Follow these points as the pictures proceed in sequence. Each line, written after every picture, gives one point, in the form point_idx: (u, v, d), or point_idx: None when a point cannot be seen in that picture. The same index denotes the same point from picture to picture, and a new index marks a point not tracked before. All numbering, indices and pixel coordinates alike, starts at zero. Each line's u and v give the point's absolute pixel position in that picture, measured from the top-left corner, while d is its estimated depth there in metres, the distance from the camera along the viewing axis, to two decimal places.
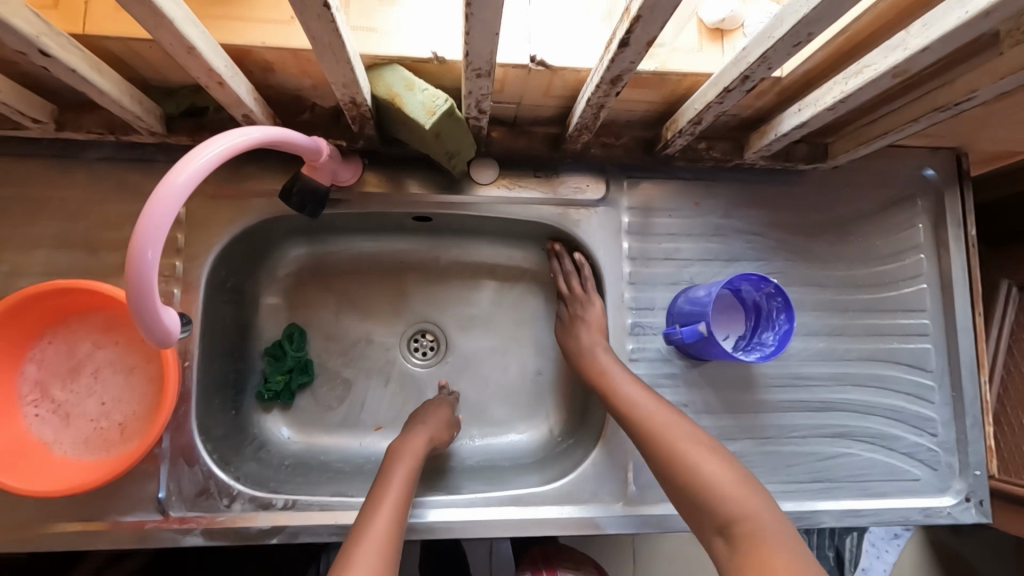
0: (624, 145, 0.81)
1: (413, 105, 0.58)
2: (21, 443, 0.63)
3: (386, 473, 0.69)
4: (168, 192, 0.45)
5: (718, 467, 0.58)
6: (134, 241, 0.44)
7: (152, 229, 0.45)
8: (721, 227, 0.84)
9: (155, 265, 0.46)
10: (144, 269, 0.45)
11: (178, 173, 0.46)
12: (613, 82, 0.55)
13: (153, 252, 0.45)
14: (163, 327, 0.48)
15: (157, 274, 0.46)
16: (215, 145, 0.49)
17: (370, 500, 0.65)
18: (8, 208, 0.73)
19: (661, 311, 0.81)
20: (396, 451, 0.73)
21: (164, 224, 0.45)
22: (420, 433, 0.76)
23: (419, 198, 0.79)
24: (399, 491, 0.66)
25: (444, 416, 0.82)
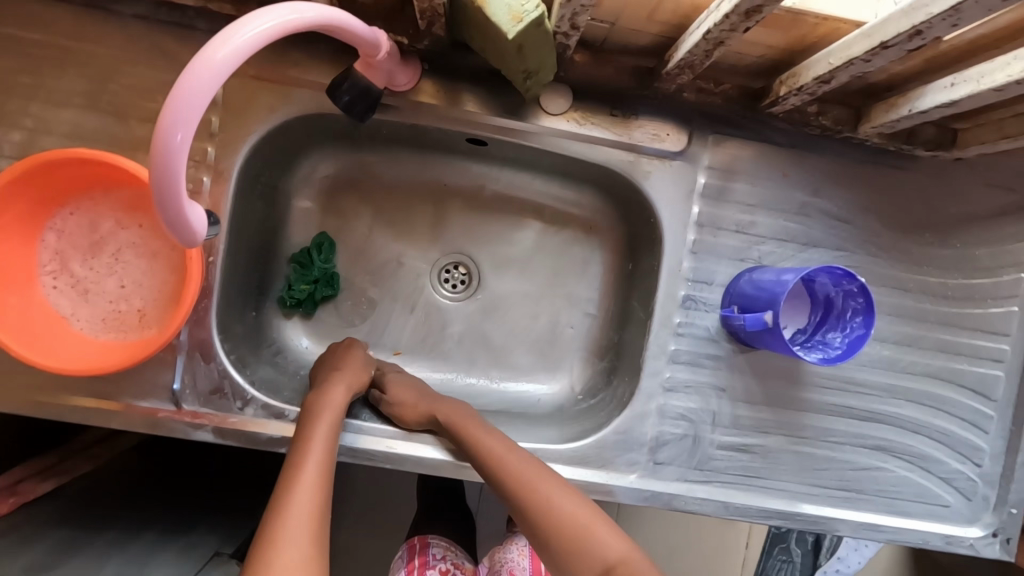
0: (722, 94, 0.72)
1: (497, 7, 0.48)
2: (37, 315, 0.60)
3: (305, 430, 0.66)
4: (204, 70, 0.38)
5: (583, 510, 0.60)
6: (162, 121, 0.38)
7: (183, 115, 0.38)
8: (806, 206, 0.74)
9: (184, 150, 0.39)
10: (173, 159, 0.39)
11: (218, 50, 0.39)
12: (748, 14, 0.44)
13: (183, 136, 0.39)
14: (188, 226, 0.43)
15: (186, 161, 0.39)
16: (265, 19, 0.41)
17: (288, 460, 0.62)
18: (34, 57, 0.67)
19: (719, 288, 0.74)
20: (315, 405, 0.69)
21: (196, 112, 0.39)
22: (339, 384, 0.73)
23: (478, 119, 0.71)
24: (321, 451, 0.63)
25: (365, 364, 0.79)
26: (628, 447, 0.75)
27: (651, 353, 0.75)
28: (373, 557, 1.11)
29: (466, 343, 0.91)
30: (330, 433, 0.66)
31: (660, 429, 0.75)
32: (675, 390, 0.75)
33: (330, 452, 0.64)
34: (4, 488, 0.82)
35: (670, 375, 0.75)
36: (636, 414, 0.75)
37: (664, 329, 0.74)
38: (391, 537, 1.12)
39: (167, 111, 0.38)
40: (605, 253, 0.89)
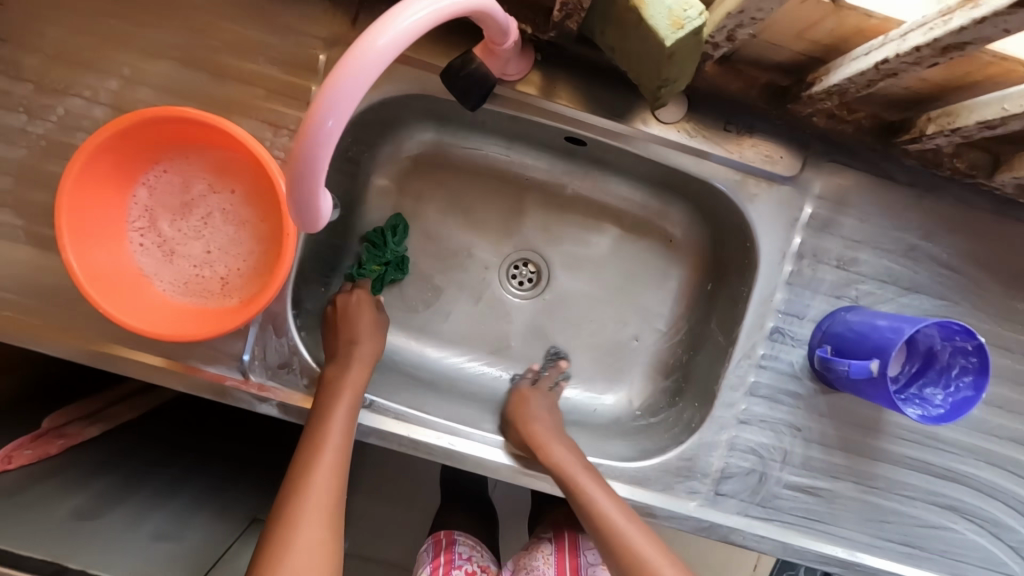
0: (855, 123, 0.68)
1: (657, 11, 0.45)
2: (124, 272, 0.59)
3: (323, 409, 0.64)
4: (367, 57, 0.35)
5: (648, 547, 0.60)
6: (317, 105, 0.35)
7: (340, 107, 0.36)
8: (915, 249, 0.70)
9: (332, 137, 0.37)
10: (322, 148, 0.37)
11: (381, 37, 0.36)
12: (946, 49, 0.40)
13: (333, 123, 0.36)
14: (317, 212, 0.41)
15: (332, 149, 0.37)
16: (425, 6, 0.38)
17: (306, 440, 0.62)
18: (137, 2, 0.64)
19: (810, 323, 0.71)
20: (334, 380, 0.67)
21: (354, 102, 0.36)
22: (355, 361, 0.69)
23: (585, 119, 0.67)
24: (338, 435, 0.62)
25: (375, 331, 0.75)
26: (691, 475, 0.73)
27: (728, 382, 0.72)
28: (394, 538, 1.11)
29: (528, 342, 0.88)
30: (348, 414, 0.64)
31: (726, 459, 0.72)
32: (749, 423, 0.72)
33: (346, 437, 0.63)
34: (52, 428, 0.80)
35: (746, 407, 0.72)
36: (704, 442, 0.72)
37: (746, 360, 0.71)
38: (414, 521, 1.11)
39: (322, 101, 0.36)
40: (681, 269, 0.86)
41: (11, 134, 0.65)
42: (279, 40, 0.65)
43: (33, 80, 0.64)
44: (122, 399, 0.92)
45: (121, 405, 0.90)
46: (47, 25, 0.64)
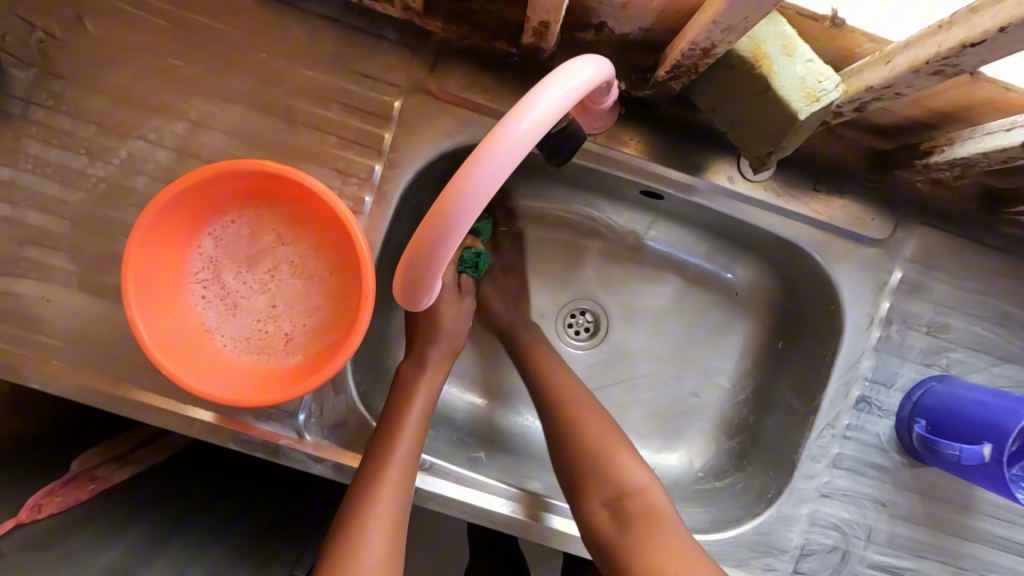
0: (958, 189, 0.65)
1: (788, 82, 0.42)
2: (187, 328, 0.56)
3: (399, 407, 0.64)
4: (503, 147, 0.33)
5: (616, 444, 0.63)
6: (457, 191, 0.33)
7: (475, 195, 0.33)
8: (1009, 317, 0.67)
9: (465, 222, 0.35)
10: (455, 230, 0.34)
11: (518, 125, 0.33)
12: None
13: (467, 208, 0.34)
14: (429, 292, 0.39)
15: (464, 234, 0.35)
16: (561, 84, 0.35)
17: (383, 428, 0.62)
18: (209, 44, 0.62)
19: (898, 392, 0.67)
20: (411, 381, 0.66)
21: (492, 186, 0.34)
22: (434, 361, 0.68)
23: (664, 173, 0.64)
24: (414, 431, 0.62)
25: (458, 321, 0.71)
26: (769, 551, 0.68)
27: (810, 451, 0.68)
28: None
29: None
30: (424, 413, 0.64)
31: (805, 534, 0.68)
32: (831, 496, 0.68)
33: (420, 434, 0.62)
34: (82, 471, 0.74)
35: (828, 480, 0.68)
36: (783, 515, 0.68)
37: (830, 431, 0.67)
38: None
39: (456, 184, 0.34)
40: (747, 322, 0.83)
41: (70, 176, 0.62)
42: (354, 87, 0.63)
43: (98, 121, 0.62)
44: (150, 440, 0.84)
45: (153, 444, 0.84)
46: (116, 66, 0.62)
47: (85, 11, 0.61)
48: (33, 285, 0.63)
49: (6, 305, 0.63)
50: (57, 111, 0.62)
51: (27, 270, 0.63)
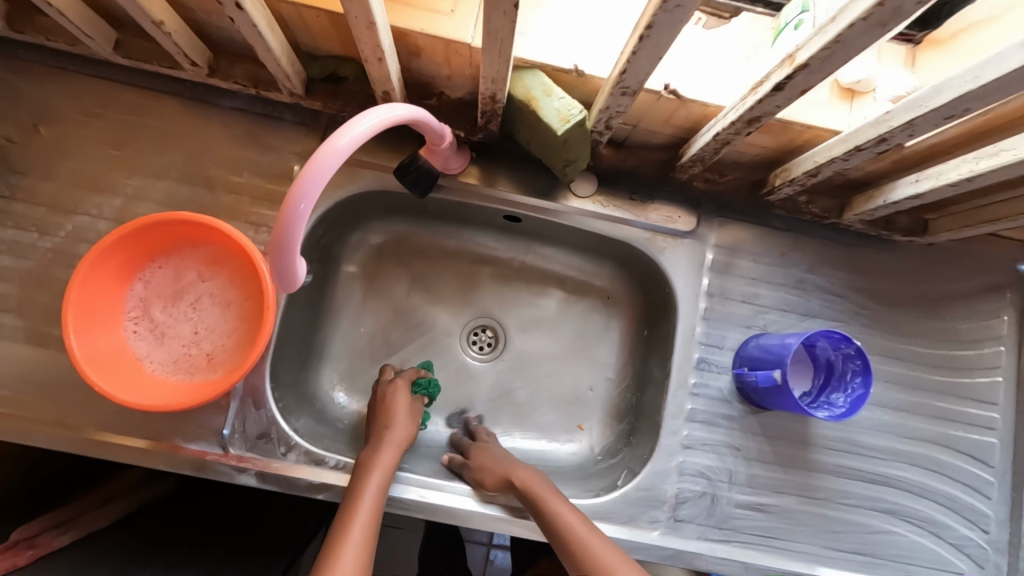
0: (726, 183, 0.83)
1: (549, 110, 0.61)
2: (120, 355, 0.67)
3: (355, 489, 0.70)
4: (333, 150, 0.49)
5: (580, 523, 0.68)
6: (293, 193, 0.49)
7: (303, 194, 0.49)
8: (805, 281, 0.84)
9: (303, 217, 0.50)
10: (297, 219, 0.50)
11: (342, 137, 0.50)
12: (750, 122, 0.56)
13: (304, 206, 0.50)
14: (291, 273, 0.54)
15: (303, 225, 0.50)
16: (371, 117, 0.52)
17: (342, 512, 0.67)
18: (142, 137, 0.79)
19: (730, 352, 0.82)
20: (366, 463, 0.73)
21: (317, 188, 0.50)
22: (388, 444, 0.76)
23: (514, 199, 0.81)
24: (370, 509, 0.67)
25: (410, 416, 0.81)
26: (650, 504, 0.78)
27: (669, 411, 0.80)
28: None
29: (494, 401, 0.95)
30: (378, 492, 0.69)
31: (678, 486, 0.79)
32: (693, 447, 0.80)
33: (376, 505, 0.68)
34: (21, 540, 0.76)
35: (688, 433, 0.80)
36: (656, 471, 0.79)
37: (681, 390, 0.81)
38: None
39: (293, 192, 0.49)
40: (622, 320, 0.97)
41: (21, 249, 0.75)
42: (260, 157, 0.79)
43: (47, 204, 0.76)
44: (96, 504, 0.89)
45: (97, 511, 0.87)
46: (64, 159, 0.77)
47: (36, 121, 0.77)
48: None
49: None
50: (13, 199, 0.76)
51: None
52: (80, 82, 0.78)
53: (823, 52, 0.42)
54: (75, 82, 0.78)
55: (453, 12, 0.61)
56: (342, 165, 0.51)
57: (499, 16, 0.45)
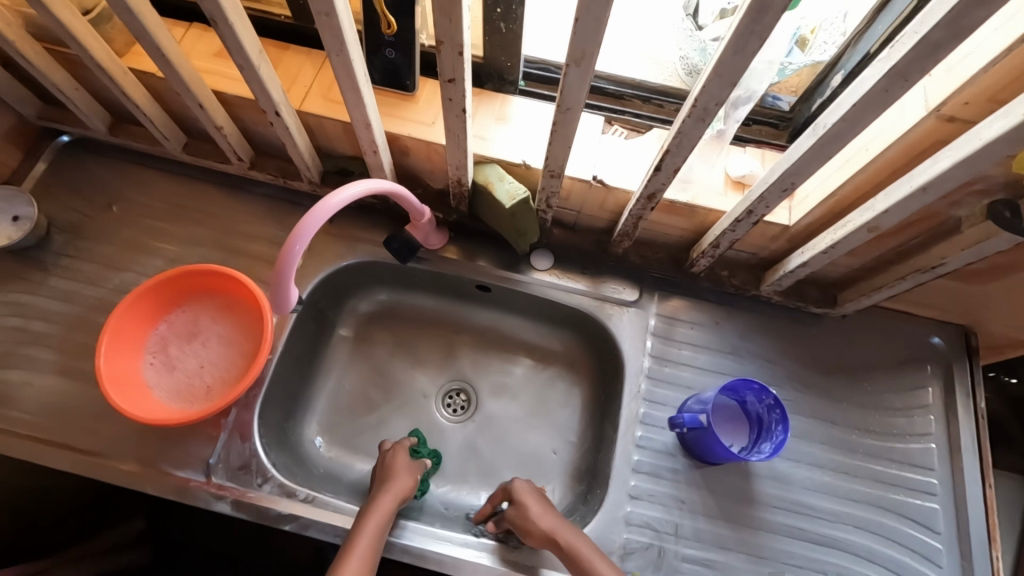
0: (659, 259, 0.98)
1: (500, 190, 0.79)
2: (134, 381, 0.79)
3: (355, 529, 0.76)
4: (326, 206, 0.66)
5: None
6: (291, 236, 0.66)
7: (300, 237, 0.66)
8: (736, 347, 0.95)
9: (297, 255, 0.67)
10: (292, 256, 0.67)
11: (335, 196, 0.67)
12: (649, 198, 0.73)
13: (299, 246, 0.67)
14: (284, 300, 0.70)
15: (297, 260, 0.67)
16: (359, 185, 0.70)
17: (343, 548, 0.74)
18: (187, 214, 0.98)
19: (672, 409, 0.90)
20: (367, 507, 0.80)
21: (310, 233, 0.66)
22: (390, 492, 0.82)
23: (484, 270, 0.97)
24: (365, 549, 0.73)
25: (411, 471, 0.88)
26: None
27: (617, 462, 0.86)
28: None
29: (461, 460, 1.01)
30: (377, 531, 0.76)
31: (625, 537, 0.82)
32: (640, 498, 0.84)
33: (373, 543, 0.74)
34: None
35: (635, 483, 0.85)
36: (605, 522, 0.83)
37: (628, 442, 0.88)
38: None
39: (292, 237, 0.66)
40: (583, 385, 1.06)
41: (76, 297, 0.92)
42: (277, 230, 0.98)
43: (104, 263, 0.94)
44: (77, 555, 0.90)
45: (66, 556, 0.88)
46: (125, 230, 0.97)
47: (110, 201, 0.99)
48: (26, 373, 0.87)
49: None
50: (79, 259, 0.94)
51: (26, 362, 0.87)
52: (150, 174, 1.01)
53: (676, 140, 0.60)
54: (146, 173, 1.01)
55: (432, 123, 0.82)
56: (333, 216, 0.67)
57: (454, 117, 0.65)
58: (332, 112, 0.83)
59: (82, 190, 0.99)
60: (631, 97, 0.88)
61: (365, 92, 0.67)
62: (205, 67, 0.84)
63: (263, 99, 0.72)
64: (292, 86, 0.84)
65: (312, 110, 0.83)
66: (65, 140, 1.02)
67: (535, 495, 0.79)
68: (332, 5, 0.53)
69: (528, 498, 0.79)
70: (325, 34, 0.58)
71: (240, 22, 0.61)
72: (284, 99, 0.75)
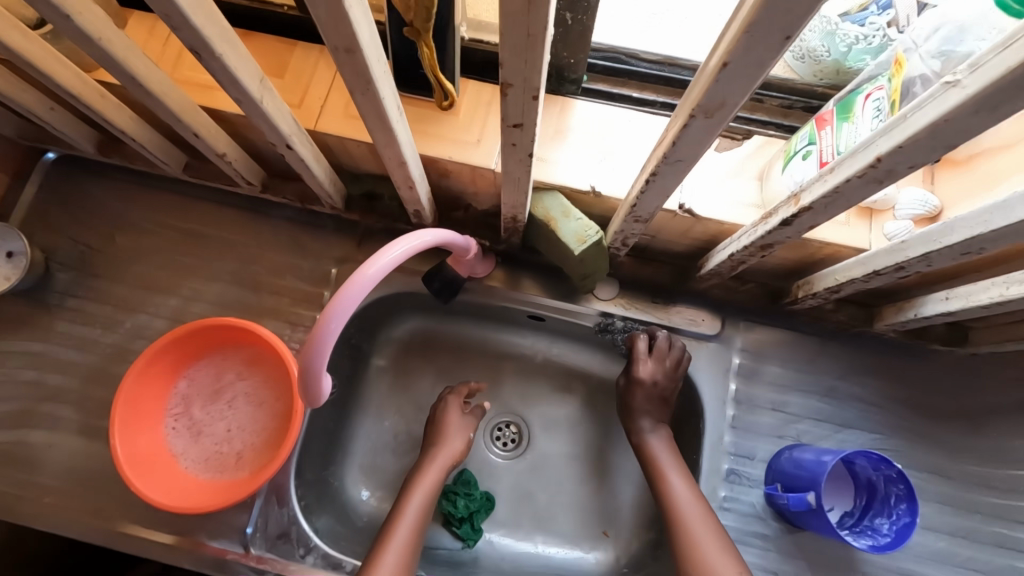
0: (747, 291, 0.83)
1: (567, 231, 0.64)
2: (156, 454, 0.70)
3: (399, 502, 0.77)
4: (362, 280, 0.53)
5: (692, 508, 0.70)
6: (325, 314, 0.53)
7: (337, 315, 0.53)
8: (836, 388, 0.80)
9: (334, 335, 0.54)
10: (326, 338, 0.54)
11: (373, 265, 0.54)
12: (763, 247, 0.57)
13: (335, 324, 0.54)
14: (319, 389, 0.58)
15: (333, 341, 0.54)
16: (402, 244, 0.57)
17: (388, 520, 0.75)
18: (197, 242, 0.86)
19: (761, 463, 0.78)
20: (414, 478, 0.80)
21: (349, 310, 0.54)
22: (434, 465, 0.81)
23: (534, 299, 0.84)
24: (411, 525, 0.74)
25: (462, 431, 0.87)
26: None
27: None
28: None
29: (515, 503, 0.92)
30: (421, 507, 0.76)
31: None
32: None
33: (419, 517, 0.75)
34: None
35: None
36: None
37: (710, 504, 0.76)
38: None
39: (325, 316, 0.53)
40: None
41: (85, 345, 0.82)
42: (299, 259, 0.85)
43: (112, 304, 0.84)
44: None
45: None
46: (130, 262, 0.85)
47: (111, 230, 0.87)
48: (41, 434, 0.79)
49: (17, 452, 0.78)
50: (83, 299, 0.84)
51: (39, 422, 0.79)
52: (151, 194, 0.88)
53: (829, 198, 0.44)
54: (147, 194, 0.88)
55: (478, 142, 0.67)
56: (372, 288, 0.55)
57: (514, 160, 0.50)
58: (354, 132, 0.68)
59: (80, 216, 0.87)
60: None
61: (399, 128, 0.52)
62: (200, 82, 0.69)
63: (270, 133, 0.57)
64: (304, 99, 0.68)
65: (331, 131, 0.68)
66: (53, 157, 0.89)
67: (644, 404, 0.80)
68: (354, 39, 0.38)
69: (640, 405, 0.80)
70: (344, 69, 0.42)
71: (231, 49, 0.46)
72: (297, 127, 0.60)
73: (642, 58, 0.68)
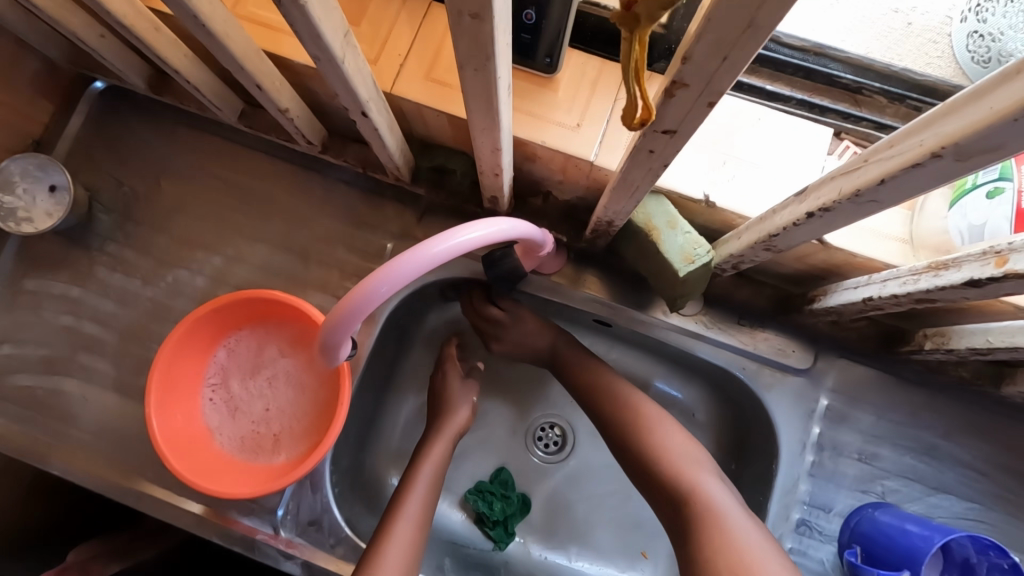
0: (857, 329, 0.72)
1: (671, 246, 0.57)
2: (191, 430, 0.67)
3: (408, 476, 0.73)
4: (423, 256, 0.48)
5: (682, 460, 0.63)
6: (378, 274, 0.48)
7: (387, 281, 0.48)
8: (938, 448, 0.71)
9: (382, 298, 0.49)
10: (372, 298, 0.49)
11: (438, 242, 0.48)
12: (920, 300, 0.48)
13: (386, 287, 0.49)
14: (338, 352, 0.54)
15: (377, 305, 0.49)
16: (479, 228, 0.51)
17: (398, 493, 0.71)
18: (247, 198, 0.79)
19: (838, 518, 0.70)
20: (419, 453, 0.75)
21: (402, 281, 0.48)
22: (442, 436, 0.77)
23: (596, 300, 0.74)
24: (421, 501, 0.70)
25: (463, 396, 0.82)
26: None
27: None
28: None
29: (551, 510, 0.87)
30: (432, 479, 0.73)
31: None
32: None
33: (430, 490, 0.72)
34: None
35: None
36: None
37: None
38: None
39: (371, 279, 0.48)
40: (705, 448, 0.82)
41: (126, 296, 0.78)
42: (354, 229, 0.77)
43: (155, 255, 0.79)
44: (141, 540, 0.83)
45: None
46: (176, 212, 0.79)
47: (158, 174, 0.80)
48: (77, 384, 0.75)
49: (53, 399, 0.75)
50: (126, 246, 0.79)
51: (76, 370, 0.76)
52: (201, 139, 0.81)
53: None
54: (197, 139, 0.81)
55: (577, 126, 0.57)
56: (433, 270, 0.49)
57: (639, 167, 0.41)
58: (435, 100, 0.58)
59: (126, 156, 0.81)
60: (872, 92, 0.58)
61: (503, 112, 0.43)
62: (266, 23, 0.60)
63: (345, 96, 0.48)
64: (382, 54, 0.59)
65: (409, 97, 0.59)
66: (100, 87, 0.82)
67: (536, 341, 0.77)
68: (488, 5, 0.29)
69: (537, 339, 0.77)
70: (459, 40, 0.33)
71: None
72: (374, 91, 0.51)
73: (782, 42, 0.58)
